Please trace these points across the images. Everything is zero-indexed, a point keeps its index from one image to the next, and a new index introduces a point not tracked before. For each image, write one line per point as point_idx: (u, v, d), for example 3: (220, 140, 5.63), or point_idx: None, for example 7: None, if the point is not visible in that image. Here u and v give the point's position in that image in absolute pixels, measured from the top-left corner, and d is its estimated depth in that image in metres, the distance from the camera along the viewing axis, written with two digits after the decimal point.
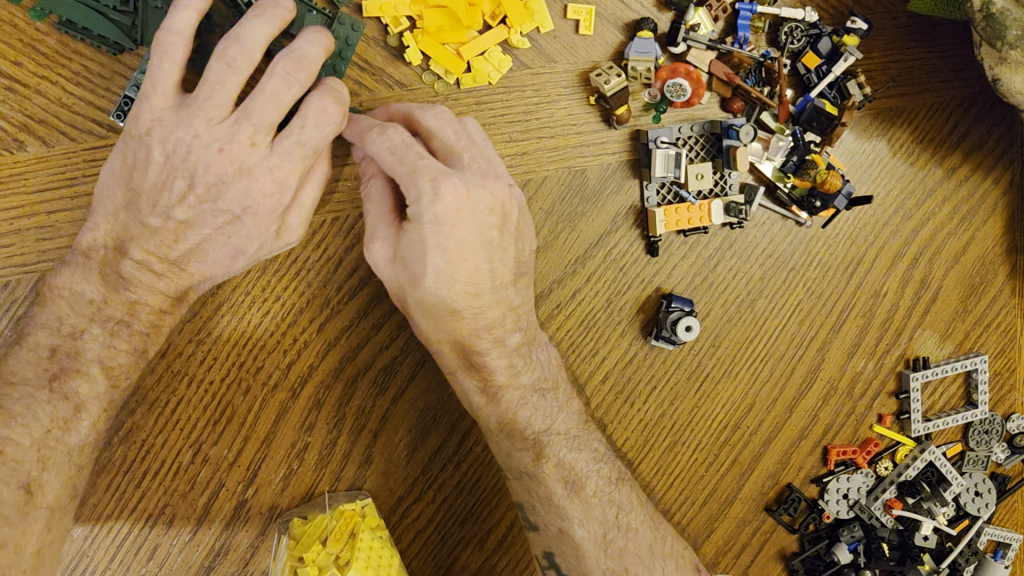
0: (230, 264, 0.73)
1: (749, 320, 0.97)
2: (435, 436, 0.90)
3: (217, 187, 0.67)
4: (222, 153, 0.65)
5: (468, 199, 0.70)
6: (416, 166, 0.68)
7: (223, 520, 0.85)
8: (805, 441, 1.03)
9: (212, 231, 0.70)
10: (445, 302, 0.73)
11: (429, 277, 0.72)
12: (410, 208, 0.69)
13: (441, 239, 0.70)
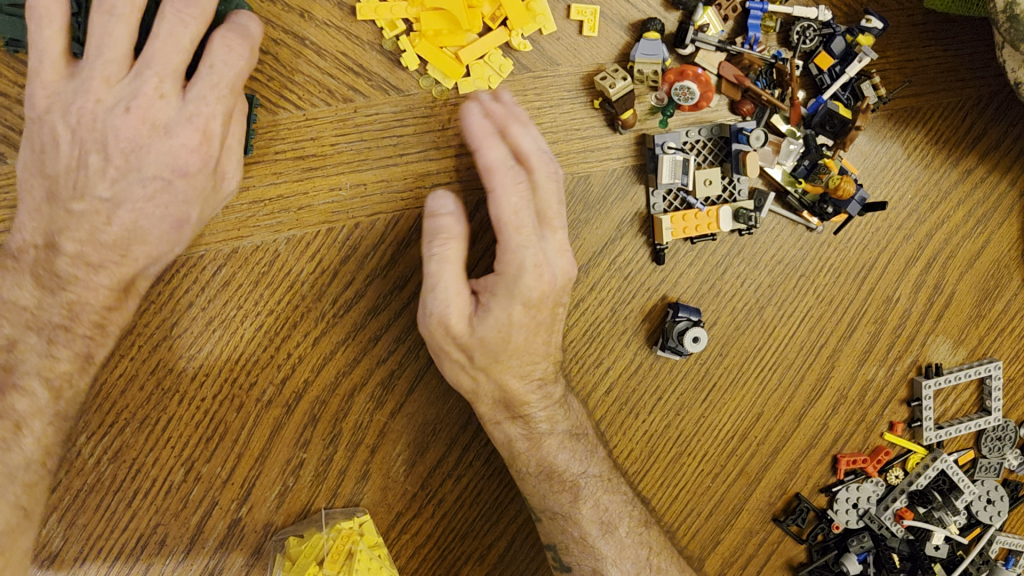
0: (175, 233, 0.71)
1: (758, 329, 0.94)
2: (434, 450, 0.88)
3: (133, 152, 0.67)
4: (126, 112, 0.65)
5: (558, 286, 0.78)
6: (527, 242, 0.75)
7: (216, 538, 0.84)
8: (813, 451, 1.00)
9: (143, 203, 0.69)
10: (498, 368, 0.79)
11: (494, 351, 0.77)
12: (515, 291, 0.75)
13: (525, 322, 0.77)
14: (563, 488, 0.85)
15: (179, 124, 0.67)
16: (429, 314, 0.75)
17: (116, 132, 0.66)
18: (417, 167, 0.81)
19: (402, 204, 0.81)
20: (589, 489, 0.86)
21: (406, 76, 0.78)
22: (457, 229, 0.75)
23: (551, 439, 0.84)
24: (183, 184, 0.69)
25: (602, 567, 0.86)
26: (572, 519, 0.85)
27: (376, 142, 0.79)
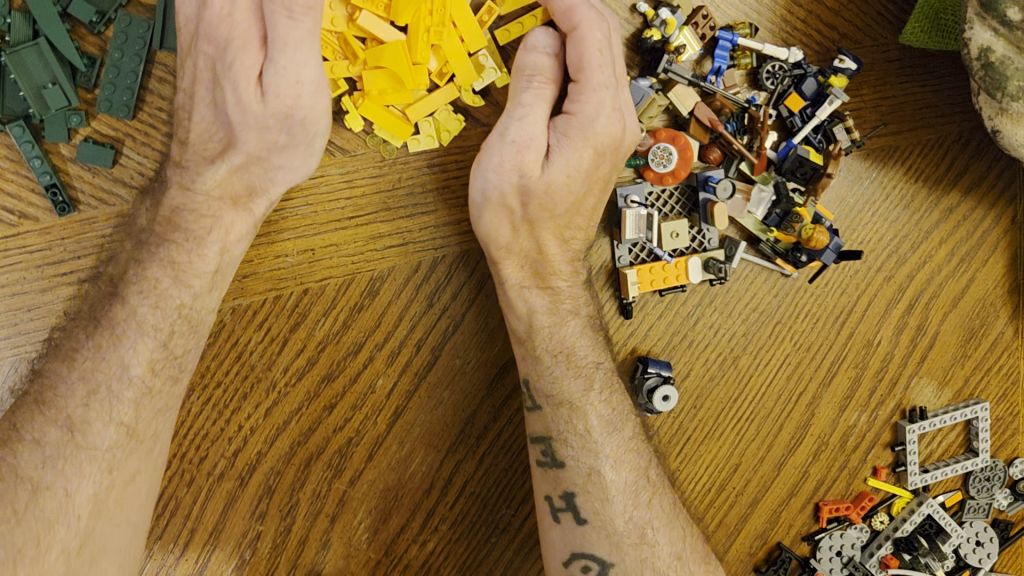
0: (234, 129, 0.69)
1: (733, 378, 0.91)
2: (397, 516, 0.84)
3: (232, 67, 0.67)
4: (236, 19, 0.67)
5: (620, 137, 0.76)
6: (606, 85, 0.74)
7: None
8: (795, 498, 0.96)
9: (206, 98, 0.68)
10: (549, 219, 0.78)
11: (553, 200, 0.76)
12: (584, 129, 0.75)
13: (587, 168, 0.77)
14: (578, 374, 0.80)
15: (244, 112, 0.68)
16: (508, 144, 0.74)
17: (235, 67, 0.67)
18: (368, 228, 0.77)
19: (354, 267, 0.78)
20: (604, 381, 0.81)
21: (352, 137, 0.75)
22: (552, 71, 0.75)
23: (574, 321, 0.80)
24: (245, 127, 0.69)
25: (599, 469, 0.79)
26: (579, 411, 0.79)
27: (324, 206, 0.76)
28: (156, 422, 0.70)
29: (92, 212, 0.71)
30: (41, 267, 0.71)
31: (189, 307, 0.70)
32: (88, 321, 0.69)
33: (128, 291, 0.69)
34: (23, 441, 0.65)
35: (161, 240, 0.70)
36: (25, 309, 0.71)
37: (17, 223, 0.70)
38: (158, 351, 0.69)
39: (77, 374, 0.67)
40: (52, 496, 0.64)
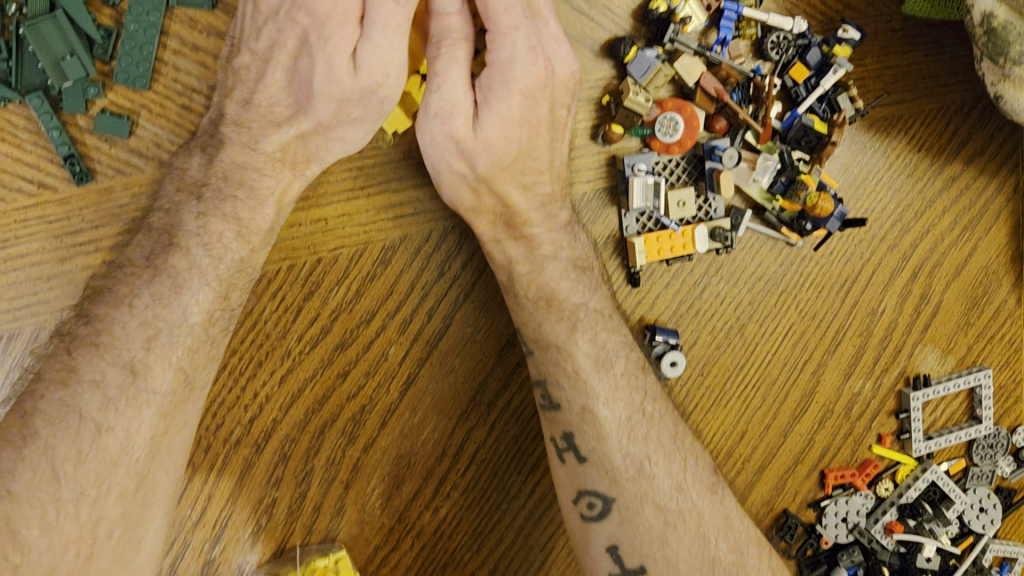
0: (308, 98, 0.71)
1: (739, 346, 0.92)
2: (410, 483, 0.86)
3: (330, 39, 0.69)
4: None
5: (549, 76, 0.75)
6: (517, 26, 0.72)
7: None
8: (801, 466, 0.98)
9: (284, 65, 0.71)
10: (501, 171, 0.76)
11: (498, 155, 0.75)
12: (508, 76, 0.73)
13: (524, 115, 0.75)
14: (561, 317, 0.80)
15: (330, 83, 0.69)
16: (434, 116, 0.72)
17: (330, 39, 0.69)
18: (382, 197, 0.79)
19: (366, 237, 0.79)
20: (588, 321, 0.81)
21: None
22: (462, 26, 0.72)
23: (554, 266, 0.80)
24: (327, 96, 0.70)
25: (592, 405, 0.79)
26: (565, 352, 0.80)
27: (337, 175, 0.78)
28: (205, 371, 0.71)
29: (108, 182, 0.72)
30: (61, 237, 0.72)
31: (245, 262, 0.73)
32: (142, 267, 0.70)
33: (186, 243, 0.70)
34: (81, 383, 0.65)
35: (219, 196, 0.72)
36: (45, 278, 0.73)
37: (38, 192, 0.71)
38: (216, 302, 0.71)
39: (137, 320, 0.67)
40: (113, 437, 0.65)
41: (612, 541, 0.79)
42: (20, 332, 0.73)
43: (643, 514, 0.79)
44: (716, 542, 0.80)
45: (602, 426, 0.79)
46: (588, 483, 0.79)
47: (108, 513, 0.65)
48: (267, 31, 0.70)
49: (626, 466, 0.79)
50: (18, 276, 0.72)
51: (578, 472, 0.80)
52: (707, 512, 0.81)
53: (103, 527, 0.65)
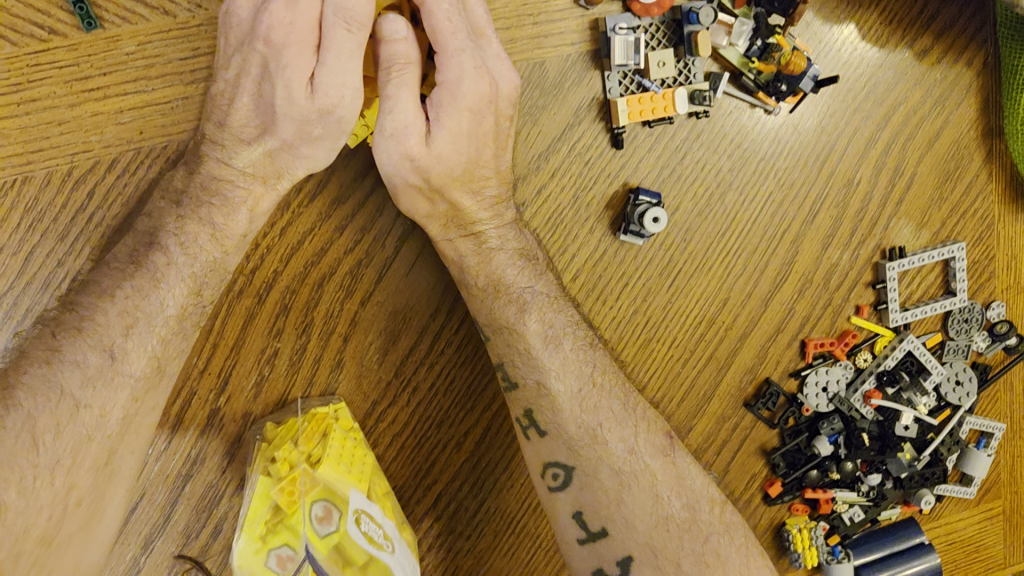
0: (272, 118, 0.75)
1: (720, 214, 0.96)
2: (406, 338, 0.90)
3: (286, 67, 0.71)
4: (296, 27, 0.70)
5: (495, 92, 0.78)
6: (463, 48, 0.75)
7: (197, 427, 0.86)
8: (781, 336, 1.02)
9: (249, 87, 0.74)
10: (451, 178, 0.80)
11: (449, 166, 0.79)
12: (456, 94, 0.76)
13: (472, 128, 0.78)
14: (509, 300, 0.85)
15: (290, 105, 0.73)
16: (388, 137, 0.75)
17: (289, 67, 0.71)
18: None
19: None
20: (536, 303, 0.86)
21: None
22: (411, 51, 0.73)
23: (506, 254, 0.86)
24: (288, 117, 0.74)
25: (545, 380, 0.85)
26: (516, 331, 0.85)
27: None
28: (174, 362, 0.77)
29: (115, 30, 0.76)
30: (71, 84, 0.76)
31: (219, 263, 0.78)
32: (127, 263, 0.75)
33: (166, 240, 0.76)
34: (64, 362, 0.70)
35: (196, 201, 0.77)
36: (55, 124, 0.77)
37: (48, 38, 0.75)
38: (189, 296, 0.76)
39: (117, 308, 0.73)
40: (88, 414, 0.70)
41: (576, 506, 0.85)
42: (33, 173, 0.77)
43: (601, 478, 0.84)
44: (670, 501, 0.84)
45: (556, 400, 0.85)
46: (553, 455, 0.86)
47: (80, 483, 0.70)
48: (235, 63, 0.73)
49: (580, 435, 0.85)
50: (31, 118, 0.76)
51: (540, 446, 0.87)
52: (660, 475, 0.85)
53: (74, 495, 0.70)
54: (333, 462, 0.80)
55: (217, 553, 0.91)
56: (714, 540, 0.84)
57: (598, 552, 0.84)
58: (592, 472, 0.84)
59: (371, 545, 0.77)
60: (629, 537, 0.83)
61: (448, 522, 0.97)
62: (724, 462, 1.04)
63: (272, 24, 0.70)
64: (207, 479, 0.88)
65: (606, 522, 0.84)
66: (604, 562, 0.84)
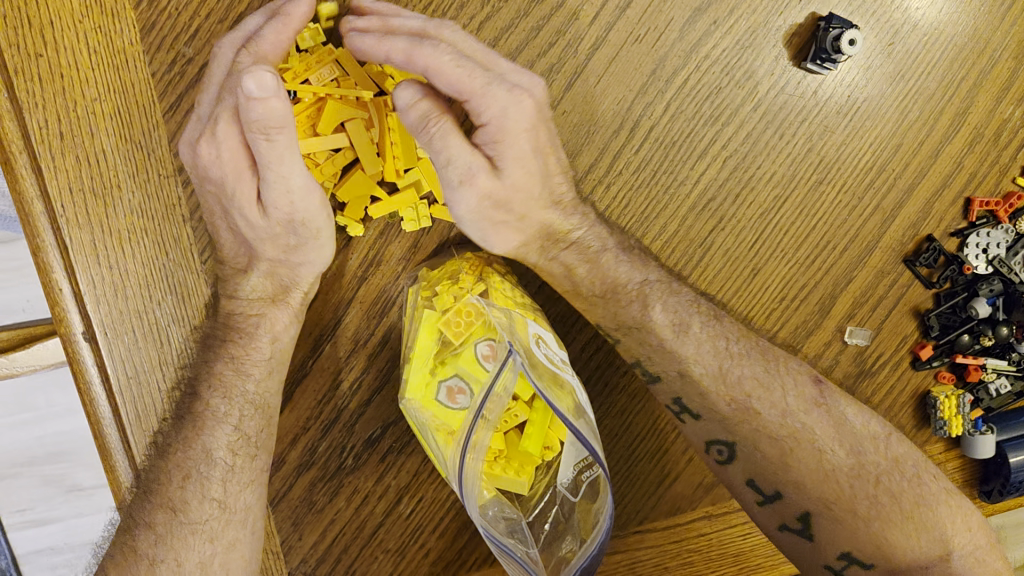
0: (251, 244, 0.80)
1: (903, 52, 0.94)
2: (586, 155, 0.91)
3: (234, 194, 0.76)
4: (224, 159, 0.74)
5: (536, 106, 0.78)
6: (488, 81, 0.74)
7: (378, 226, 0.87)
8: (947, 191, 0.98)
9: (221, 218, 0.80)
10: (538, 200, 0.84)
11: (527, 190, 0.82)
12: (501, 124, 0.76)
13: (534, 149, 0.80)
14: (630, 299, 0.88)
15: (256, 227, 0.78)
16: (462, 188, 0.78)
17: (237, 196, 0.76)
18: None
19: None
20: (655, 293, 0.88)
21: None
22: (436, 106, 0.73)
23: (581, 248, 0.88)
24: (259, 238, 0.79)
25: (687, 369, 0.86)
26: (645, 327, 0.88)
27: None
28: (244, 494, 0.82)
29: None
30: None
31: (257, 395, 0.84)
32: (177, 420, 0.84)
33: (205, 391, 0.83)
34: (140, 528, 0.80)
35: (221, 342, 0.84)
36: None
37: None
38: (235, 438, 0.83)
39: (173, 464, 0.82)
40: (165, 567, 0.78)
41: (748, 475, 0.86)
42: None
43: (762, 446, 0.85)
44: (835, 452, 0.84)
45: (698, 383, 0.86)
46: (712, 434, 0.86)
47: None
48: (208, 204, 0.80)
49: (733, 414, 0.85)
50: None
51: (697, 428, 0.87)
52: (819, 431, 0.85)
53: None
54: (506, 293, 0.82)
55: (378, 368, 0.91)
56: (884, 479, 0.84)
57: (778, 510, 0.85)
58: (754, 450, 0.85)
59: (554, 365, 0.76)
60: (803, 497, 0.84)
61: (608, 355, 0.96)
62: (878, 321, 1.01)
63: (206, 162, 0.75)
64: (381, 284, 0.89)
65: (779, 486, 0.84)
66: (786, 519, 0.86)
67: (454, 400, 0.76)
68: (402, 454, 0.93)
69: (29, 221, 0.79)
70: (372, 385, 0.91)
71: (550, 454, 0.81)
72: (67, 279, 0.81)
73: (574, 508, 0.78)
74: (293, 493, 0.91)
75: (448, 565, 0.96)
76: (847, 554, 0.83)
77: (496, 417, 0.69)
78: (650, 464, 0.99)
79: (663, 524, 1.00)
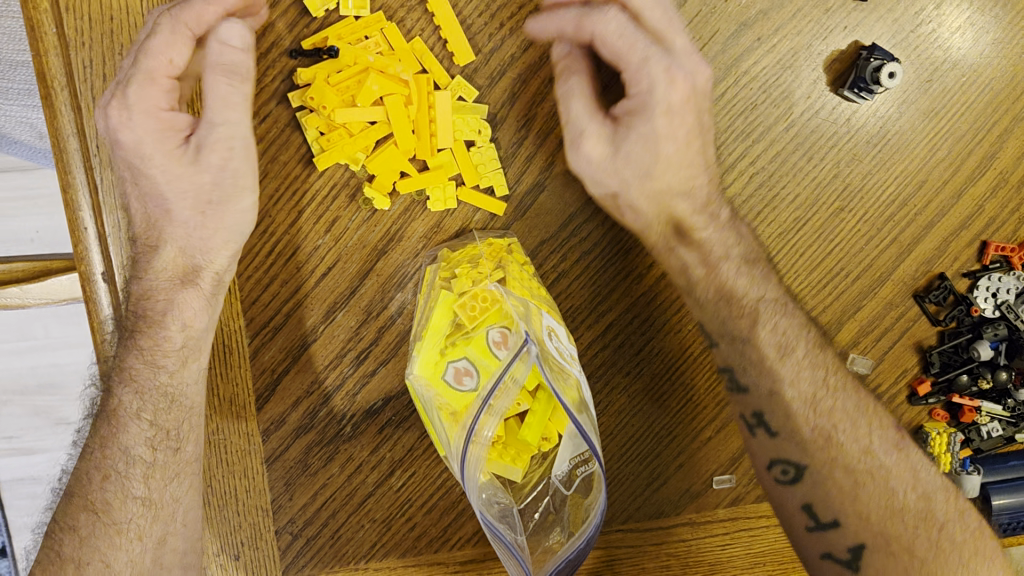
0: (165, 212, 0.78)
1: (939, 91, 0.95)
2: None
3: (152, 154, 0.75)
4: (138, 117, 0.74)
5: (693, 91, 0.80)
6: (648, 54, 0.79)
7: (404, 203, 0.88)
8: (966, 232, 0.99)
9: (130, 185, 0.78)
10: (665, 185, 0.84)
11: (647, 167, 0.83)
12: (643, 98, 0.80)
13: (670, 132, 0.81)
14: (741, 314, 0.88)
15: (176, 187, 0.76)
16: (575, 147, 0.83)
17: (157, 155, 0.75)
18: None
19: None
20: (768, 313, 0.87)
21: None
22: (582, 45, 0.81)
23: None
24: (180, 201, 0.77)
25: (778, 389, 0.86)
26: (750, 340, 0.87)
27: None
28: (168, 489, 0.82)
29: None
30: None
31: (167, 385, 0.83)
32: (98, 419, 0.83)
33: (119, 388, 0.82)
34: (65, 526, 0.80)
35: (133, 333, 0.82)
36: None
37: None
38: (151, 432, 0.82)
39: (92, 464, 0.82)
40: (93, 566, 0.79)
41: (806, 501, 0.85)
42: None
43: (832, 477, 0.84)
44: (904, 495, 0.83)
45: (786, 404, 0.86)
46: (783, 453, 0.86)
47: None
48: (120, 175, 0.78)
49: (813, 438, 0.85)
50: None
51: (768, 444, 0.87)
52: (893, 471, 0.84)
53: None
54: (516, 270, 0.84)
55: (387, 341, 0.92)
56: (948, 528, 0.81)
57: (826, 540, 0.84)
58: (823, 476, 0.84)
59: (562, 359, 0.77)
60: (862, 528, 0.82)
61: (613, 354, 0.98)
62: (881, 351, 1.02)
63: (119, 126, 0.74)
64: (400, 260, 0.90)
65: (839, 515, 0.83)
66: (833, 549, 0.83)
67: (461, 382, 0.77)
68: (400, 428, 0.94)
69: (61, 157, 0.81)
70: (379, 357, 0.92)
71: (547, 445, 0.80)
72: (93, 219, 0.82)
73: (564, 501, 0.80)
74: (289, 453, 0.93)
75: (432, 542, 0.97)
76: None
77: (504, 406, 0.70)
78: (640, 466, 1.00)
79: (645, 527, 1.02)
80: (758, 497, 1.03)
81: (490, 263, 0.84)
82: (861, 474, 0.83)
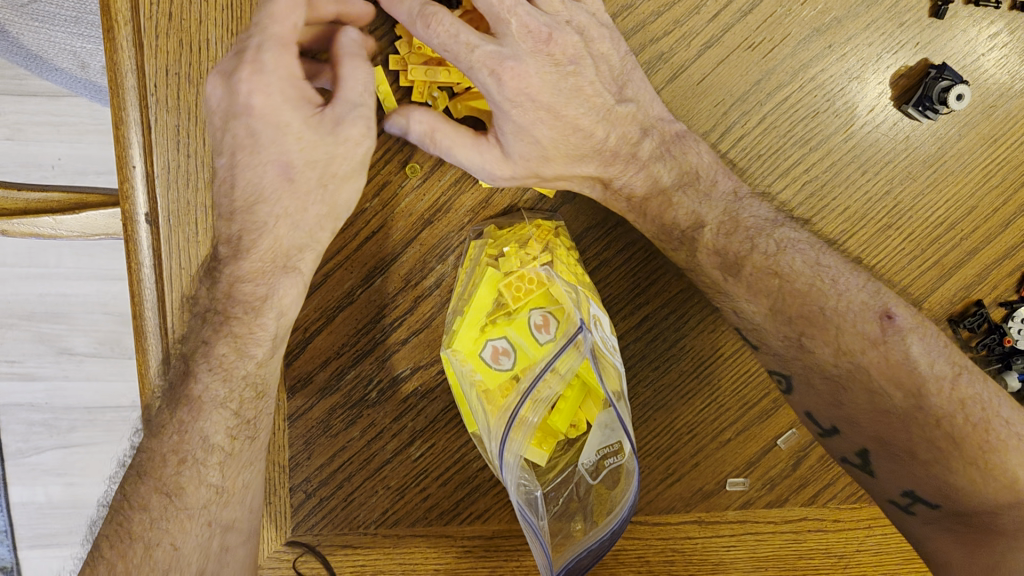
0: (287, 180, 0.78)
1: (1002, 117, 0.93)
2: None
3: (288, 124, 0.75)
4: (273, 87, 0.74)
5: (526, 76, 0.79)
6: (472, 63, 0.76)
7: (454, 175, 0.88)
8: (1009, 261, 0.98)
9: (246, 154, 0.77)
10: (574, 161, 0.85)
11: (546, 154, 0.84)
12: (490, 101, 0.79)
13: (534, 118, 0.81)
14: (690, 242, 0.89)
15: (310, 149, 0.76)
16: (494, 176, 0.83)
17: (293, 123, 0.75)
18: None
19: None
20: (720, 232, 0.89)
21: None
22: (425, 118, 0.79)
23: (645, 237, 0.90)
24: (307, 164, 0.77)
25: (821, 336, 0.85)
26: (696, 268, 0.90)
27: None
28: (242, 475, 0.83)
29: None
30: None
31: (254, 373, 0.83)
32: (172, 396, 0.83)
33: (199, 367, 0.82)
34: (133, 505, 0.80)
35: (224, 317, 0.82)
36: None
37: None
38: (232, 421, 0.82)
39: (170, 444, 0.81)
40: (161, 549, 0.78)
41: (808, 409, 0.90)
42: None
43: (816, 385, 0.87)
44: (891, 392, 0.82)
45: (811, 330, 0.85)
46: (770, 365, 0.90)
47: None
48: (225, 143, 0.78)
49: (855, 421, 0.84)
50: None
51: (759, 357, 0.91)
52: (874, 373, 0.83)
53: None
54: (564, 255, 0.84)
55: (423, 310, 0.92)
56: (947, 422, 0.81)
57: (840, 445, 0.89)
58: (808, 384, 0.88)
59: (606, 347, 0.77)
60: (859, 433, 0.86)
61: (644, 347, 0.97)
62: None
63: (252, 91, 0.74)
64: (445, 231, 0.90)
65: (836, 422, 0.88)
66: (849, 453, 0.89)
67: (499, 360, 0.77)
68: (425, 399, 0.94)
69: (118, 94, 0.80)
70: (412, 326, 0.92)
71: (574, 433, 0.80)
72: (141, 159, 0.81)
73: (589, 490, 0.79)
74: (313, 413, 0.92)
75: (442, 514, 0.96)
76: (908, 492, 0.85)
77: None
78: (657, 460, 1.00)
79: (658, 520, 1.00)
80: (768, 503, 1.02)
81: (539, 245, 0.83)
82: (845, 380, 0.85)
